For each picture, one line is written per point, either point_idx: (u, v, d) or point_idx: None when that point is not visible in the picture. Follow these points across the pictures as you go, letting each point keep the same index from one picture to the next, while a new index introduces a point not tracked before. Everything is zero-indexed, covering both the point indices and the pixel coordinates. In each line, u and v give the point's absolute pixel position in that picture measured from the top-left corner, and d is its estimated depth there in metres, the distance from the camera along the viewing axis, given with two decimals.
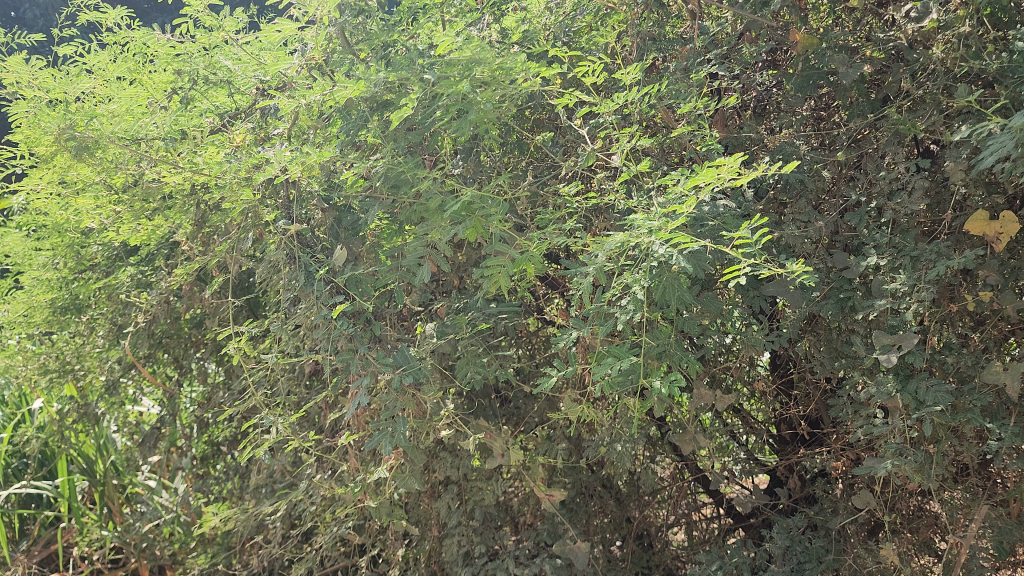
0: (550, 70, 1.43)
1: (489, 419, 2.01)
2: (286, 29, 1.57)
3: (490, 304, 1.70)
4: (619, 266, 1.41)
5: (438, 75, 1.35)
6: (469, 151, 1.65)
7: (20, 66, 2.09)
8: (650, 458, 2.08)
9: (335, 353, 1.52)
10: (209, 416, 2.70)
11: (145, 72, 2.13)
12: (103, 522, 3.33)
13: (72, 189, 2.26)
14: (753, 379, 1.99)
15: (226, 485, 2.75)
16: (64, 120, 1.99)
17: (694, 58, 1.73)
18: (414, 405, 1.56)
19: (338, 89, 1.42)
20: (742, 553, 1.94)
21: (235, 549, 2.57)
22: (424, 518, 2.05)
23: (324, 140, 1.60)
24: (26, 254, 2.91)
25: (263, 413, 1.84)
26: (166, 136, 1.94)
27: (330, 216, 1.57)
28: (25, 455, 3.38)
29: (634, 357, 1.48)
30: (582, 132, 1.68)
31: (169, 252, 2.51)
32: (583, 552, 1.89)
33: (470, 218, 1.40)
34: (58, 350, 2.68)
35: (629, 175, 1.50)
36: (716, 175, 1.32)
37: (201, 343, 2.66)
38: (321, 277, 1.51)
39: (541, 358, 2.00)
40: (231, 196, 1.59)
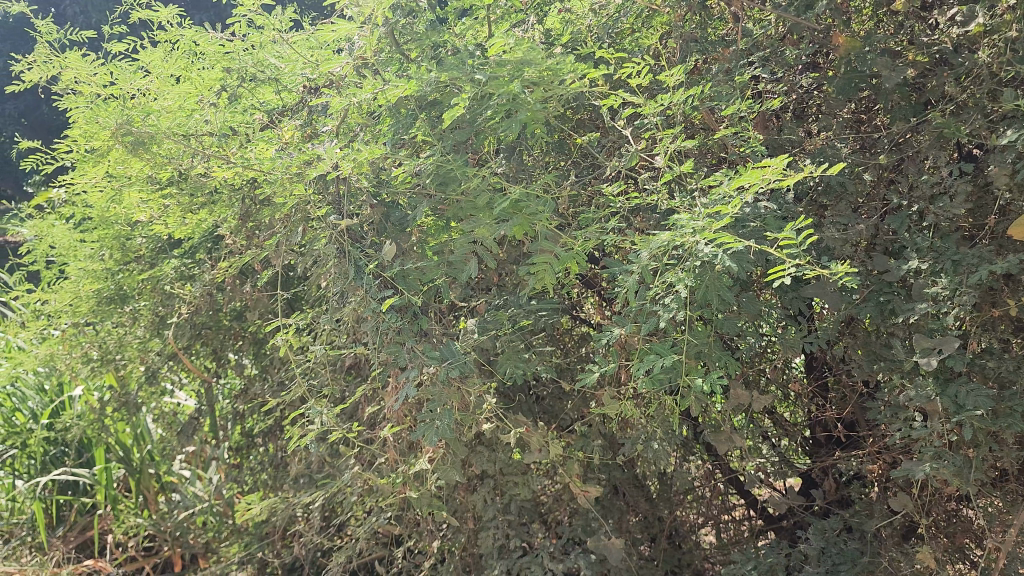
0: (598, 72, 1.45)
1: (525, 415, 2.03)
2: (342, 30, 1.58)
3: (531, 301, 1.73)
4: (662, 266, 1.44)
5: (489, 75, 1.38)
6: (511, 150, 1.68)
7: (80, 64, 2.21)
8: (683, 458, 2.10)
9: (382, 346, 1.59)
10: (246, 407, 2.75)
11: (195, 70, 2.20)
12: (139, 510, 3.40)
13: (123, 183, 2.33)
14: (788, 381, 2.00)
15: (261, 476, 2.80)
16: (120, 116, 2.05)
17: (737, 59, 1.74)
18: (458, 399, 1.59)
19: (390, 88, 1.46)
20: (776, 554, 1.94)
21: (268, 538, 2.62)
22: (461, 510, 2.08)
23: (373, 138, 1.64)
24: (71, 246, 2.98)
25: (307, 403, 1.88)
26: (218, 133, 1.99)
27: (379, 211, 1.59)
28: (64, 443, 3.45)
29: (676, 355, 1.50)
30: (625, 133, 1.70)
31: (213, 245, 2.56)
32: (618, 548, 1.91)
33: (517, 216, 1.43)
34: (101, 340, 2.74)
35: (673, 175, 1.52)
36: (761, 176, 1.33)
37: (239, 337, 2.68)
38: (370, 271, 1.56)
39: (577, 356, 2.02)
40: (283, 190, 1.64)
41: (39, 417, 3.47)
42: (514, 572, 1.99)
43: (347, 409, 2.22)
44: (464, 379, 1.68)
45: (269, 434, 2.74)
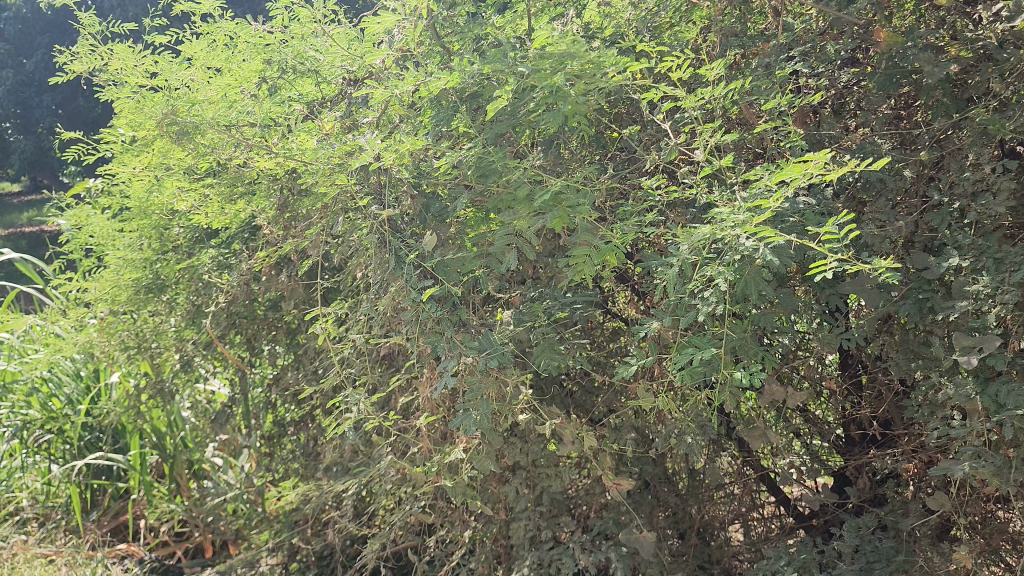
0: (640, 65, 1.45)
1: (559, 407, 2.05)
2: (386, 21, 1.58)
3: (567, 293, 1.73)
4: (702, 259, 1.44)
5: (532, 68, 1.41)
6: (549, 143, 1.69)
7: (126, 54, 2.27)
8: (715, 453, 2.09)
9: (424, 334, 1.63)
10: (279, 396, 2.77)
11: (236, 62, 2.24)
12: (172, 496, 3.45)
13: (166, 173, 2.38)
14: (823, 378, 1.99)
15: (292, 464, 2.83)
16: (167, 106, 2.10)
17: (777, 54, 1.74)
18: (497, 388, 1.60)
19: (432, 80, 1.47)
20: (810, 550, 1.93)
21: (298, 526, 2.65)
22: (493, 500, 2.10)
23: (414, 129, 1.66)
24: (109, 235, 3.04)
25: (344, 392, 1.91)
26: (260, 124, 2.03)
27: (419, 203, 1.61)
28: (100, 429, 3.51)
29: (715, 349, 1.50)
30: (664, 127, 1.71)
31: (250, 235, 2.59)
32: (649, 542, 1.91)
33: (558, 208, 1.43)
34: (138, 328, 2.79)
35: (712, 169, 1.52)
36: (803, 171, 1.33)
37: (272, 326, 2.68)
38: (410, 261, 1.58)
39: (611, 349, 2.03)
40: (325, 180, 1.66)
41: (76, 403, 3.53)
42: (545, 563, 2.01)
43: (381, 399, 2.24)
44: (501, 370, 1.70)
45: (301, 423, 2.76)
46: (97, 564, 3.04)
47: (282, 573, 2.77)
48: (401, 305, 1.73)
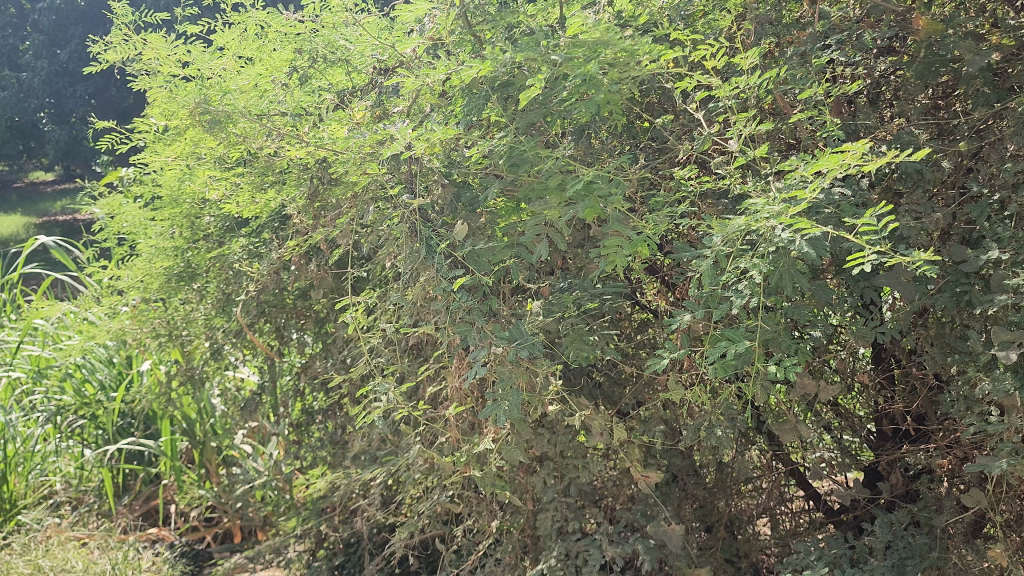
0: (676, 54, 1.44)
1: (587, 399, 2.03)
2: (418, 10, 1.53)
3: (597, 284, 1.72)
4: (735, 250, 1.42)
5: (565, 56, 1.38)
6: (581, 133, 1.68)
7: (159, 44, 2.30)
8: (744, 447, 2.06)
9: (455, 324, 1.64)
10: (307, 385, 2.76)
11: (267, 52, 2.26)
12: (202, 482, 3.49)
13: (198, 161, 2.40)
14: (856, 372, 1.96)
15: (320, 452, 2.85)
16: (199, 95, 2.11)
17: (813, 42, 1.69)
18: (527, 379, 1.60)
19: (465, 69, 1.46)
20: (841, 545, 1.91)
21: (326, 513, 2.67)
22: (521, 491, 2.10)
23: (446, 118, 1.66)
24: (141, 224, 3.07)
25: (372, 381, 1.91)
26: (291, 112, 2.05)
27: (450, 192, 1.62)
28: (132, 415, 3.56)
29: (749, 341, 1.47)
30: (696, 117, 1.69)
31: (280, 225, 2.53)
32: (678, 535, 1.90)
33: (589, 198, 1.41)
34: (169, 315, 2.82)
35: (746, 159, 1.49)
36: (840, 162, 1.30)
37: (302, 316, 2.68)
38: (441, 251, 1.59)
39: (640, 340, 2.02)
40: (356, 170, 1.67)
41: (109, 389, 3.60)
42: (572, 554, 2.00)
43: (410, 388, 2.25)
44: (531, 360, 1.69)
45: (329, 412, 2.78)
46: (129, 548, 3.04)
47: (309, 559, 2.82)
48: (431, 295, 1.73)
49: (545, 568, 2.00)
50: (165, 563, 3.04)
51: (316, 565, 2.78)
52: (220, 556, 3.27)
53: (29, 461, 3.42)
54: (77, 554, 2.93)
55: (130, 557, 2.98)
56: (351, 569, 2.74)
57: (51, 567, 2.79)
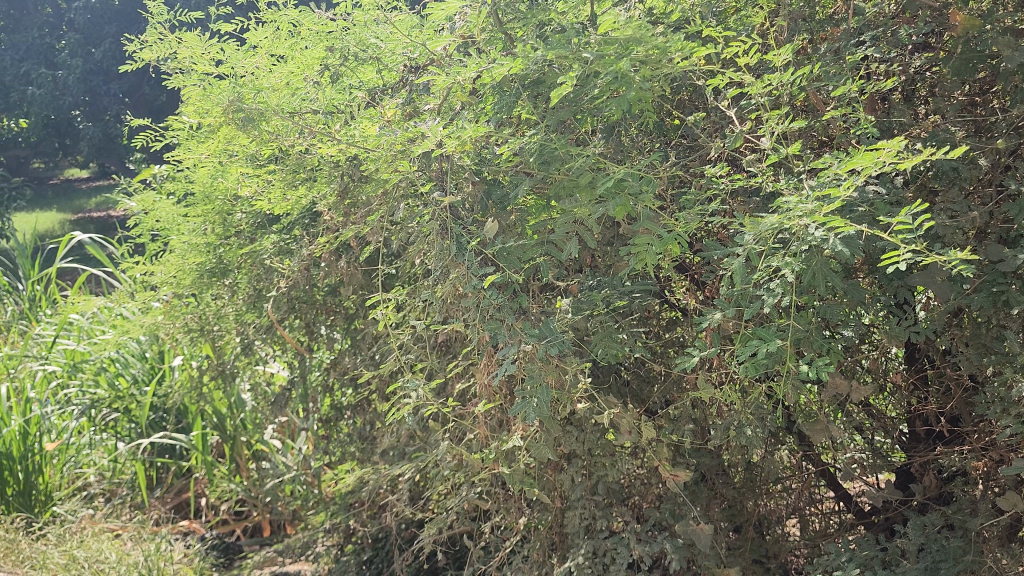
0: (708, 51, 1.43)
1: (616, 397, 2.03)
2: (450, 8, 1.54)
3: (627, 282, 1.71)
4: (767, 249, 1.41)
5: (597, 54, 1.38)
6: (611, 130, 1.68)
7: (194, 42, 2.33)
8: (774, 447, 2.05)
9: (485, 321, 1.65)
10: (337, 381, 2.78)
11: (299, 49, 2.28)
12: (233, 476, 3.53)
13: (231, 158, 2.43)
14: (888, 372, 1.94)
15: (348, 447, 2.87)
16: (233, 93, 2.13)
17: (847, 39, 1.67)
18: (556, 376, 1.60)
19: (497, 66, 1.46)
20: (873, 547, 1.89)
21: (355, 508, 2.69)
22: (549, 488, 2.10)
23: (476, 116, 1.66)
24: (174, 220, 3.11)
25: (402, 378, 1.93)
26: (323, 110, 2.06)
27: (481, 189, 1.63)
28: (164, 408, 3.61)
29: (781, 340, 1.46)
30: (728, 114, 1.68)
31: (311, 221, 2.54)
32: (706, 534, 1.88)
33: (620, 196, 1.40)
34: (201, 311, 2.85)
35: (778, 157, 1.48)
36: (875, 160, 1.28)
37: (332, 312, 2.69)
38: (472, 248, 1.60)
39: (669, 338, 2.01)
40: (388, 167, 1.68)
41: (141, 383, 3.65)
42: (600, 552, 2.00)
43: (438, 385, 2.26)
44: (560, 358, 1.69)
45: (358, 408, 2.80)
46: (162, 539, 3.08)
47: (337, 554, 2.85)
48: (461, 292, 1.74)
49: (573, 566, 2.00)
50: (196, 556, 3.08)
51: (344, 559, 2.80)
52: (250, 549, 3.31)
53: (64, 453, 3.49)
54: (111, 545, 2.97)
55: (162, 548, 3.02)
56: (379, 564, 2.76)
57: (86, 557, 2.84)
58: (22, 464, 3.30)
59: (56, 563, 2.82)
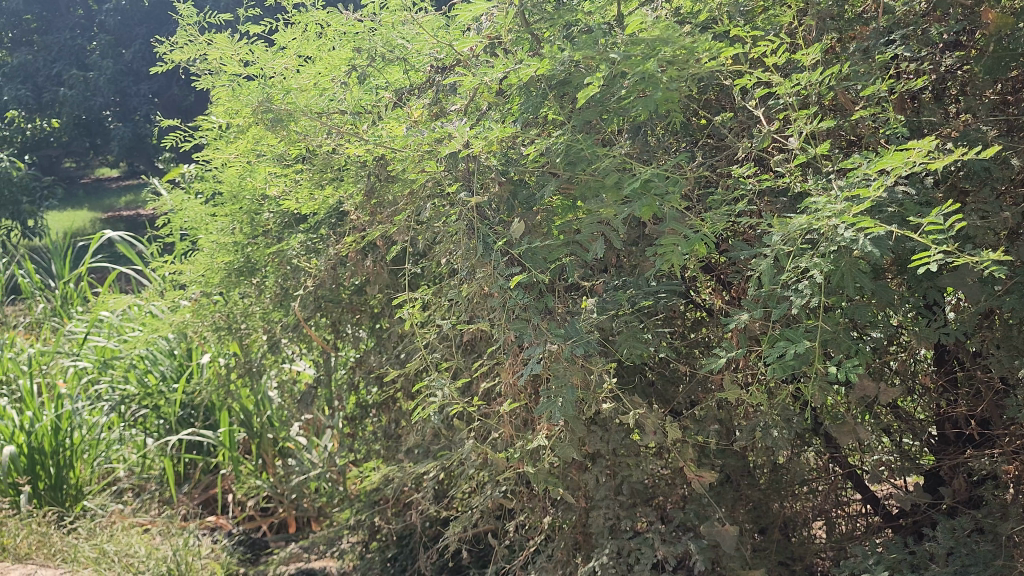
0: (735, 51, 1.43)
1: (641, 397, 2.03)
2: (478, 9, 1.55)
3: (652, 282, 1.71)
4: (795, 249, 1.41)
5: (624, 54, 1.38)
6: (638, 130, 1.68)
7: (225, 44, 2.37)
8: (800, 448, 2.03)
9: (511, 320, 1.66)
10: (362, 379, 2.80)
11: (327, 50, 2.30)
12: (259, 473, 3.56)
13: (260, 158, 2.46)
14: (917, 374, 1.92)
15: (373, 445, 2.89)
16: (262, 94, 2.16)
17: (877, 38, 1.66)
18: (582, 375, 1.60)
19: (523, 67, 1.47)
20: (901, 550, 1.87)
21: (380, 505, 2.70)
22: (573, 488, 2.10)
23: (503, 116, 1.67)
24: (202, 219, 3.15)
25: (428, 376, 1.94)
26: (351, 111, 2.08)
27: (508, 190, 1.65)
28: (193, 405, 3.65)
29: (808, 342, 1.45)
30: (756, 114, 1.67)
31: (337, 221, 2.54)
32: (732, 536, 1.87)
33: (647, 197, 1.40)
34: (229, 309, 2.89)
35: (806, 158, 1.48)
36: (905, 159, 1.27)
37: (357, 312, 2.68)
38: (498, 248, 1.61)
39: (694, 339, 2.00)
40: (414, 167, 1.69)
41: (170, 380, 3.70)
42: (624, 552, 1.99)
43: (463, 383, 2.27)
44: (585, 358, 1.69)
45: (383, 406, 2.81)
46: (190, 534, 3.12)
47: (362, 551, 2.87)
48: (486, 291, 1.75)
49: (597, 566, 2.00)
50: (224, 551, 3.11)
51: (369, 556, 2.82)
52: (276, 545, 3.34)
53: (94, 449, 3.50)
54: (140, 539, 3.01)
55: (190, 543, 3.05)
56: (403, 561, 2.77)
57: (116, 551, 2.88)
58: (53, 459, 3.33)
59: (87, 557, 2.86)
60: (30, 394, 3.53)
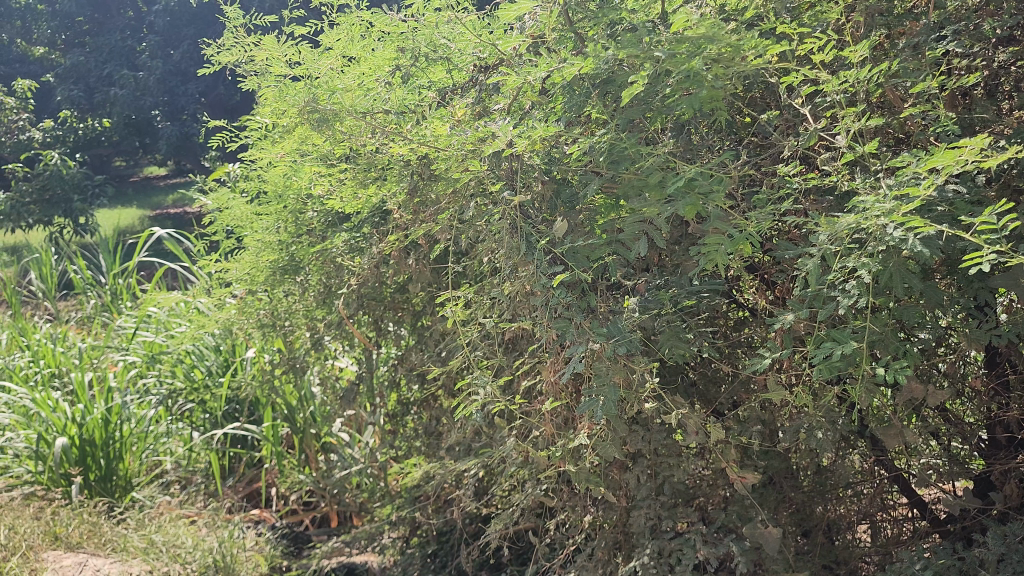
0: (783, 48, 1.42)
1: (683, 396, 2.02)
2: (523, 9, 1.55)
3: (695, 282, 1.71)
4: (843, 249, 1.39)
5: (669, 52, 1.37)
6: (681, 128, 1.68)
7: (272, 45, 2.41)
8: (846, 450, 2.00)
9: (553, 319, 1.67)
10: (404, 376, 2.82)
11: (372, 51, 2.33)
12: (302, 467, 3.61)
13: (306, 156, 2.49)
14: (967, 377, 1.88)
15: (415, 442, 2.92)
16: (308, 94, 2.19)
17: (928, 33, 1.63)
18: (624, 375, 1.60)
19: (566, 66, 1.48)
20: (951, 556, 1.83)
21: (420, 501, 2.73)
22: (615, 487, 2.09)
23: (546, 115, 1.68)
24: (247, 218, 3.20)
25: (470, 374, 1.96)
26: (395, 110, 2.10)
27: (551, 189, 1.66)
28: (238, 401, 3.72)
29: (855, 343, 1.43)
30: (802, 112, 1.66)
31: (381, 221, 2.52)
32: (775, 538, 1.86)
33: (691, 196, 1.40)
34: (274, 307, 2.93)
35: (854, 156, 1.46)
36: (957, 158, 1.24)
37: (399, 309, 2.70)
38: (541, 247, 1.61)
39: (737, 339, 1.99)
40: (456, 167, 1.70)
41: (216, 375, 3.80)
42: (665, 553, 1.98)
43: (505, 381, 2.28)
44: (627, 357, 1.69)
45: (425, 403, 2.83)
46: (234, 527, 3.18)
47: (403, 546, 2.89)
48: (528, 290, 1.76)
49: (638, 566, 1.99)
50: (268, 544, 3.16)
51: (410, 551, 2.85)
52: (318, 538, 3.39)
53: (142, 441, 3.58)
54: (187, 531, 3.08)
55: (235, 535, 3.12)
56: (443, 557, 2.79)
57: (163, 542, 2.94)
58: (104, 451, 3.41)
59: (136, 547, 2.94)
60: (82, 387, 3.62)
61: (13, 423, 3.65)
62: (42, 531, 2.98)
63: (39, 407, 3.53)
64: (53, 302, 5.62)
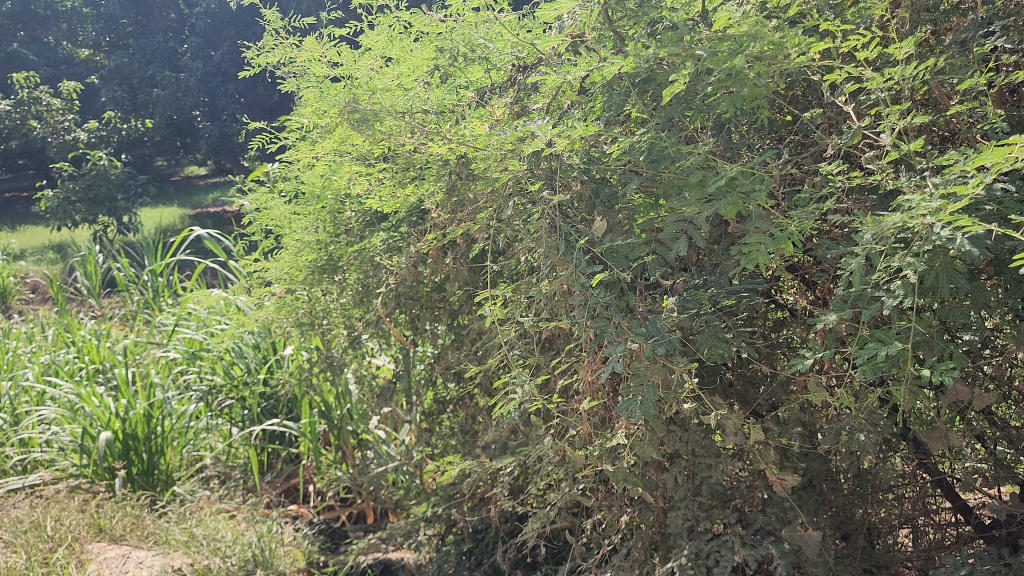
0: (826, 45, 1.40)
1: (721, 397, 2.01)
2: (563, 7, 1.55)
3: (734, 282, 1.69)
4: (888, 249, 1.37)
5: (711, 50, 1.36)
6: (721, 127, 1.67)
7: (314, 46, 2.43)
8: (887, 453, 1.97)
9: (592, 319, 1.67)
10: (440, 374, 2.84)
11: (412, 50, 2.34)
12: (339, 464, 3.64)
13: (346, 156, 2.51)
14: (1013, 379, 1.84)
15: (450, 440, 2.93)
16: (349, 94, 2.21)
17: (976, 29, 1.60)
18: (662, 375, 1.59)
19: (606, 66, 1.47)
20: (996, 562, 1.79)
21: (456, 499, 2.74)
22: (652, 488, 2.08)
23: (586, 114, 1.68)
24: (285, 217, 3.23)
25: (507, 372, 1.96)
26: (433, 109, 2.12)
27: (590, 188, 1.66)
28: (277, 397, 3.77)
29: (900, 343, 1.41)
30: (845, 109, 1.64)
31: (419, 220, 2.54)
32: (815, 540, 1.83)
33: (733, 196, 1.39)
34: (312, 304, 2.97)
35: (900, 155, 1.44)
36: (1007, 155, 1.22)
37: (436, 307, 2.72)
38: (580, 246, 1.61)
39: (777, 339, 1.97)
40: (497, 166, 1.73)
41: (254, 372, 3.82)
42: (703, 554, 1.97)
43: (541, 380, 2.29)
44: (666, 357, 1.68)
45: (461, 402, 2.84)
46: (273, 522, 3.22)
47: (438, 543, 2.91)
48: (566, 289, 1.76)
49: (675, 567, 1.97)
50: (305, 539, 3.20)
51: (445, 548, 2.87)
52: (354, 534, 3.43)
53: (183, 436, 3.66)
54: (227, 525, 3.13)
55: (273, 530, 3.16)
56: (478, 555, 2.80)
57: (204, 535, 2.99)
58: (146, 445, 3.47)
59: (178, 540, 2.99)
60: (126, 382, 3.69)
61: (59, 417, 3.74)
62: (87, 522, 3.04)
63: (85, 402, 3.62)
64: (98, 299, 5.75)
